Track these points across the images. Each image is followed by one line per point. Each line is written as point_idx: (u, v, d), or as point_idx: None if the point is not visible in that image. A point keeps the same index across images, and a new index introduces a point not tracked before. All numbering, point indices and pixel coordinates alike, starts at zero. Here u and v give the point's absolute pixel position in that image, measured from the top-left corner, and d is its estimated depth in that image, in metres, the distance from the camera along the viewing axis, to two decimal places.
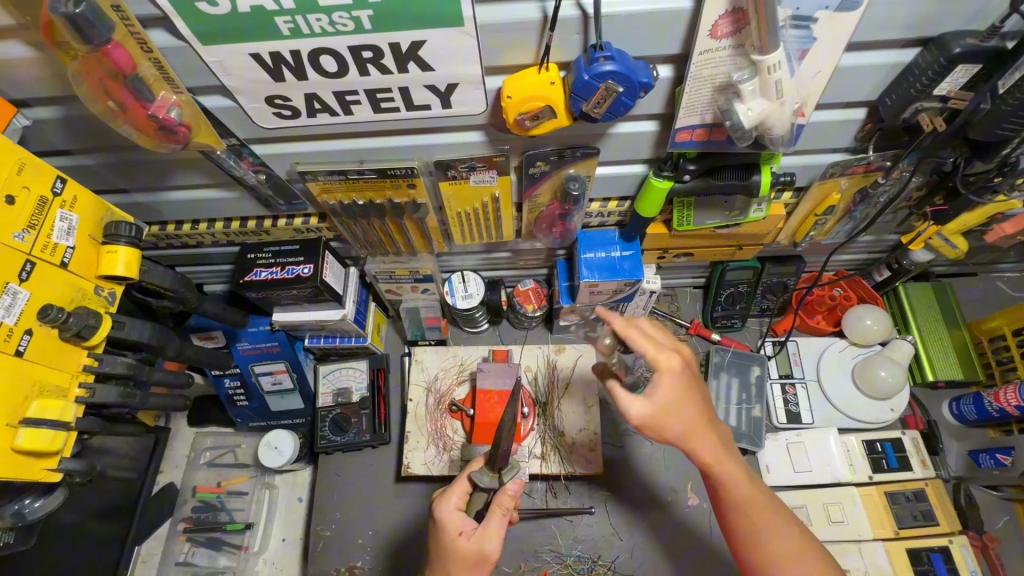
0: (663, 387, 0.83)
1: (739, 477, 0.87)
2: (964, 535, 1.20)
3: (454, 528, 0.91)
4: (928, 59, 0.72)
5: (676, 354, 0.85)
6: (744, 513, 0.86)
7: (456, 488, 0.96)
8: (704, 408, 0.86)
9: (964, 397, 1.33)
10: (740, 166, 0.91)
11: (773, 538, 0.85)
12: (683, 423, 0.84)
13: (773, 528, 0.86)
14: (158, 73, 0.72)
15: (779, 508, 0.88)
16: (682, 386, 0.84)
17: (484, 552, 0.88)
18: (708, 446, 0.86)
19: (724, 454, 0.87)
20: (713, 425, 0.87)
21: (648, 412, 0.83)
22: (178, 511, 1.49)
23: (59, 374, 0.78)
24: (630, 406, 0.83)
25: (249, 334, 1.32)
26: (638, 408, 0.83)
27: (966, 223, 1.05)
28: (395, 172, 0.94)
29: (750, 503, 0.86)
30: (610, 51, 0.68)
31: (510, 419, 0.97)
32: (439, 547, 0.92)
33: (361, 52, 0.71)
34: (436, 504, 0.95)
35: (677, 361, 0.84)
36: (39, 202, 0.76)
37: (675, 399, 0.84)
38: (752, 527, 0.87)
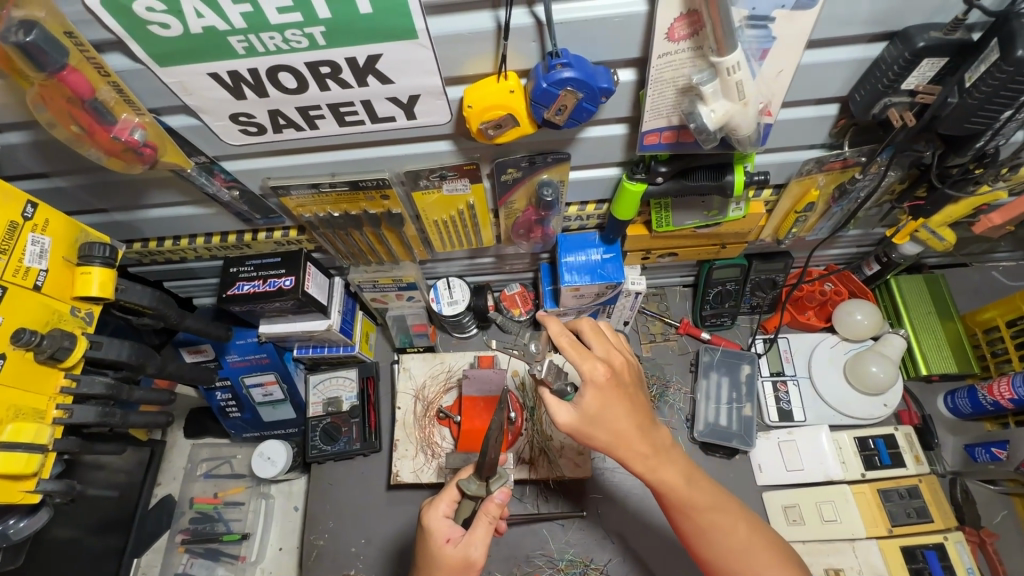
0: (588, 397, 0.82)
1: (674, 480, 0.87)
2: (959, 531, 1.18)
3: (441, 535, 0.90)
4: (894, 54, 0.70)
5: (601, 363, 0.83)
6: (684, 515, 0.88)
7: (444, 494, 0.94)
8: (634, 415, 0.85)
9: (959, 390, 1.31)
10: (713, 166, 0.90)
11: (715, 537, 0.87)
12: (611, 432, 0.84)
13: (715, 529, 0.87)
14: (119, 96, 0.72)
15: (724, 506, 0.89)
16: (605, 395, 0.83)
17: (470, 559, 0.88)
18: (639, 455, 0.86)
19: (657, 460, 0.87)
20: (646, 433, 0.86)
21: (575, 422, 0.83)
22: (176, 523, 1.51)
23: (35, 397, 0.79)
24: (558, 416, 0.84)
25: (237, 347, 1.32)
26: (566, 418, 0.83)
27: (951, 215, 1.01)
28: (367, 184, 0.94)
29: (689, 505, 0.87)
30: (566, 58, 0.67)
31: (498, 427, 0.90)
32: (426, 555, 0.91)
33: (318, 68, 0.70)
34: (425, 511, 0.93)
35: (602, 370, 0.82)
36: (10, 227, 0.77)
37: (600, 408, 0.83)
38: (693, 526, 0.88)
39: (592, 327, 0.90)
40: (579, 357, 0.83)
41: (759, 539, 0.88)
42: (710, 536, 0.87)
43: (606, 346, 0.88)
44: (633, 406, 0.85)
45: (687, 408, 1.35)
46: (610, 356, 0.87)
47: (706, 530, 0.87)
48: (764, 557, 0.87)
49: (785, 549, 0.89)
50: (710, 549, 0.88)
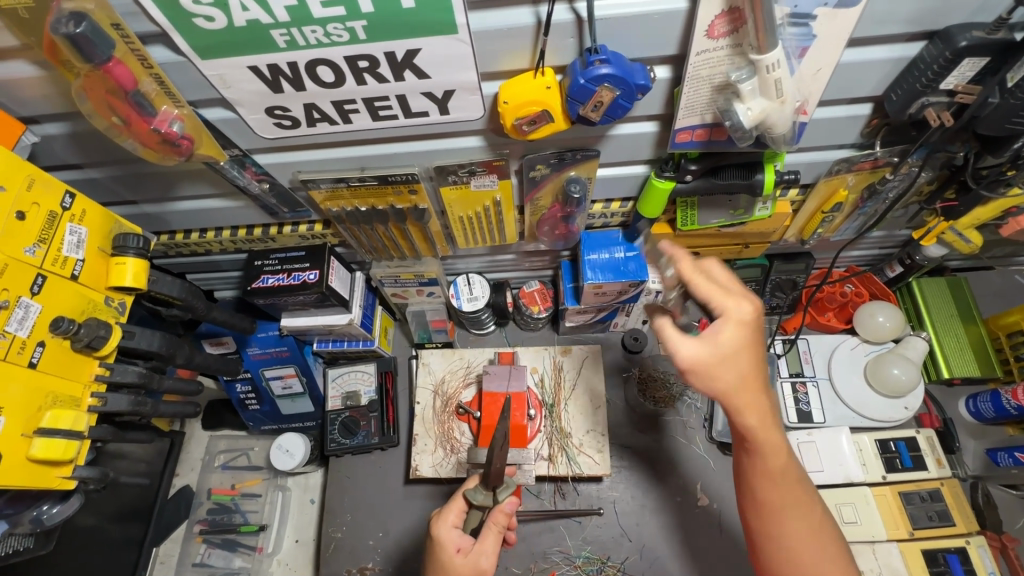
0: (728, 331, 0.73)
1: (779, 462, 0.79)
2: (981, 535, 1.18)
3: (450, 546, 0.90)
4: (934, 53, 0.70)
5: (749, 298, 0.74)
6: (772, 483, 0.80)
7: (451, 505, 0.94)
8: (763, 367, 0.76)
9: (981, 394, 1.30)
10: (742, 164, 0.90)
11: (795, 511, 0.80)
12: (733, 376, 0.74)
13: (794, 503, 0.80)
14: (160, 88, 0.73)
15: (811, 487, 0.82)
16: (742, 341, 0.73)
17: (481, 569, 0.88)
18: (759, 408, 0.76)
19: (770, 421, 0.78)
20: (766, 389, 0.78)
21: (703, 354, 0.73)
22: (194, 513, 1.52)
23: (72, 384, 0.80)
24: (683, 348, 0.74)
25: (258, 340, 1.34)
26: (690, 347, 0.74)
27: (978, 218, 1.01)
28: (396, 179, 0.95)
29: (781, 474, 0.79)
30: (605, 54, 0.68)
31: (504, 433, 0.94)
32: (436, 563, 0.91)
33: (357, 62, 0.71)
34: (433, 523, 0.94)
35: (749, 308, 0.73)
36: (49, 217, 0.77)
37: (739, 347, 0.73)
38: (770, 495, 0.80)
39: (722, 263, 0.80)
40: (722, 299, 0.74)
41: (829, 534, 0.81)
42: (786, 508, 0.80)
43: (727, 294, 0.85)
44: (762, 359, 0.76)
45: (704, 408, 1.34)
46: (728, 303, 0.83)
47: (787, 507, 0.80)
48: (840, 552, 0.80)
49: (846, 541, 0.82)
50: (787, 522, 0.80)
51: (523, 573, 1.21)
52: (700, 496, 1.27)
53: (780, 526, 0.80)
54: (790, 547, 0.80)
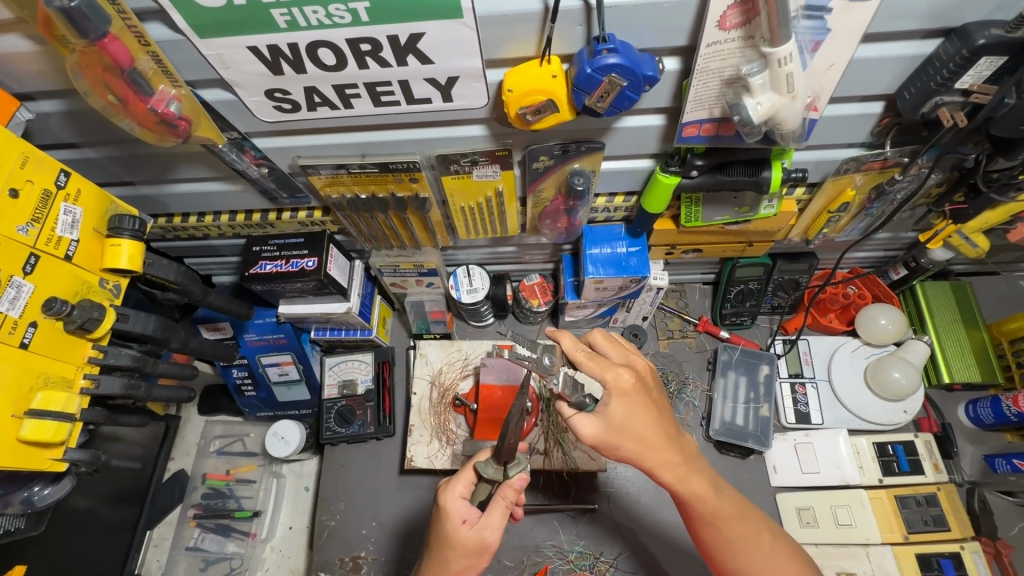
0: (614, 406, 0.83)
1: (705, 503, 0.87)
2: (976, 540, 1.18)
3: (457, 517, 0.89)
4: (951, 51, 0.68)
5: (624, 369, 0.84)
6: (713, 527, 0.88)
7: (462, 476, 0.93)
8: (658, 420, 0.85)
9: (981, 399, 1.29)
10: (749, 161, 0.88)
11: (743, 550, 0.88)
12: (635, 444, 0.84)
13: (740, 540, 0.88)
14: (157, 67, 0.72)
15: (750, 518, 0.90)
16: (625, 410, 0.83)
17: (484, 542, 0.89)
18: (669, 464, 0.85)
19: (686, 470, 0.86)
20: (674, 442, 0.86)
21: (600, 431, 0.84)
22: (188, 497, 1.52)
23: (65, 366, 0.80)
24: (583, 427, 0.84)
25: (256, 326, 1.33)
26: (589, 426, 0.84)
27: (986, 222, 1.00)
28: (397, 166, 0.93)
29: (716, 515, 0.87)
30: (613, 43, 0.66)
31: (519, 411, 0.90)
32: (440, 532, 0.91)
33: (359, 45, 0.69)
34: (442, 492, 0.92)
35: (626, 376, 0.83)
36: (43, 195, 0.76)
37: (627, 415, 0.83)
38: (719, 537, 0.88)
39: (605, 337, 0.91)
40: (603, 374, 0.83)
41: (782, 548, 0.90)
42: (738, 547, 0.88)
43: (624, 353, 0.89)
44: (655, 411, 0.85)
45: (702, 406, 1.34)
46: (631, 361, 0.88)
47: (732, 541, 0.88)
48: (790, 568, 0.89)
49: (795, 551, 0.91)
50: (744, 559, 0.88)
51: (516, 566, 1.21)
52: None
53: (734, 564, 0.89)
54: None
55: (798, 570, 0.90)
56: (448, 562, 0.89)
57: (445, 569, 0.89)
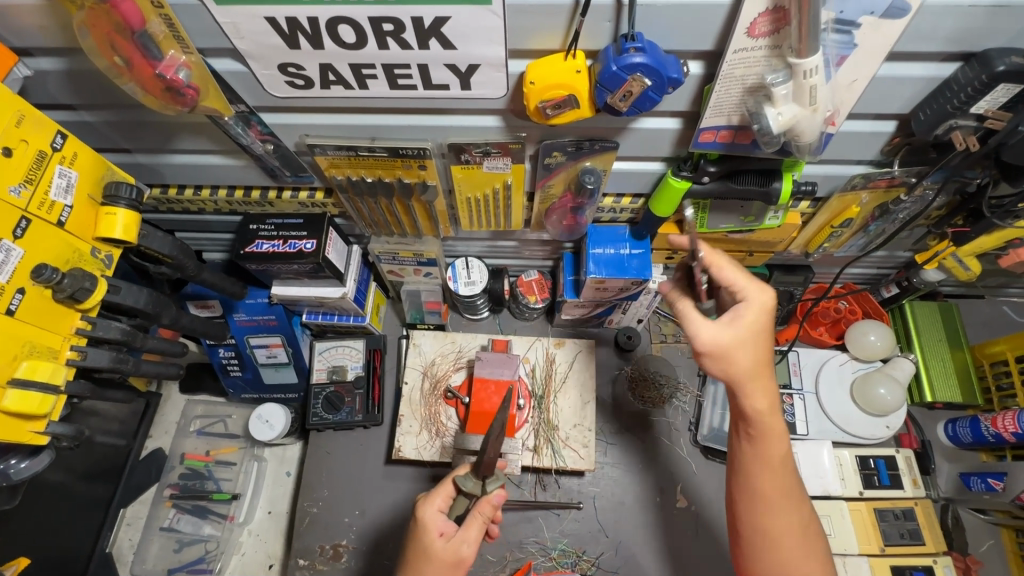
0: (746, 316, 0.80)
1: (777, 455, 0.85)
2: (948, 555, 1.21)
3: (433, 529, 0.89)
4: (969, 75, 0.69)
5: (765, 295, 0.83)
6: (768, 474, 0.84)
7: (438, 490, 0.93)
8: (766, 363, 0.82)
9: (961, 419, 1.32)
10: (760, 171, 0.89)
11: (777, 507, 0.85)
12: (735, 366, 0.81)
13: (783, 497, 0.85)
14: (168, 31, 0.69)
15: (798, 494, 0.86)
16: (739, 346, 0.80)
17: (461, 556, 0.88)
18: (766, 390, 0.83)
19: (770, 411, 0.83)
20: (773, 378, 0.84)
21: (720, 333, 0.80)
22: (165, 477, 1.49)
23: (52, 336, 0.77)
24: (699, 325, 0.81)
25: (247, 306, 1.30)
26: (707, 329, 0.81)
27: (980, 246, 1.02)
28: (407, 152, 0.91)
29: (777, 469, 0.84)
30: (641, 43, 0.65)
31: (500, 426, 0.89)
32: (416, 546, 0.90)
33: (381, 25, 0.67)
34: (419, 505, 0.92)
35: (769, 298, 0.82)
36: (38, 156, 0.73)
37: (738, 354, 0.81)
38: (759, 494, 0.85)
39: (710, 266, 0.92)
40: (747, 287, 0.81)
41: (814, 538, 0.86)
42: (777, 503, 0.85)
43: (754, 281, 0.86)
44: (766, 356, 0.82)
45: (691, 411, 1.35)
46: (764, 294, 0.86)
47: (772, 508, 0.85)
48: (814, 559, 0.84)
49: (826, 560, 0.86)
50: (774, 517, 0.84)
51: (499, 561, 1.21)
52: (679, 498, 1.27)
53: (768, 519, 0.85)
54: (773, 540, 0.85)
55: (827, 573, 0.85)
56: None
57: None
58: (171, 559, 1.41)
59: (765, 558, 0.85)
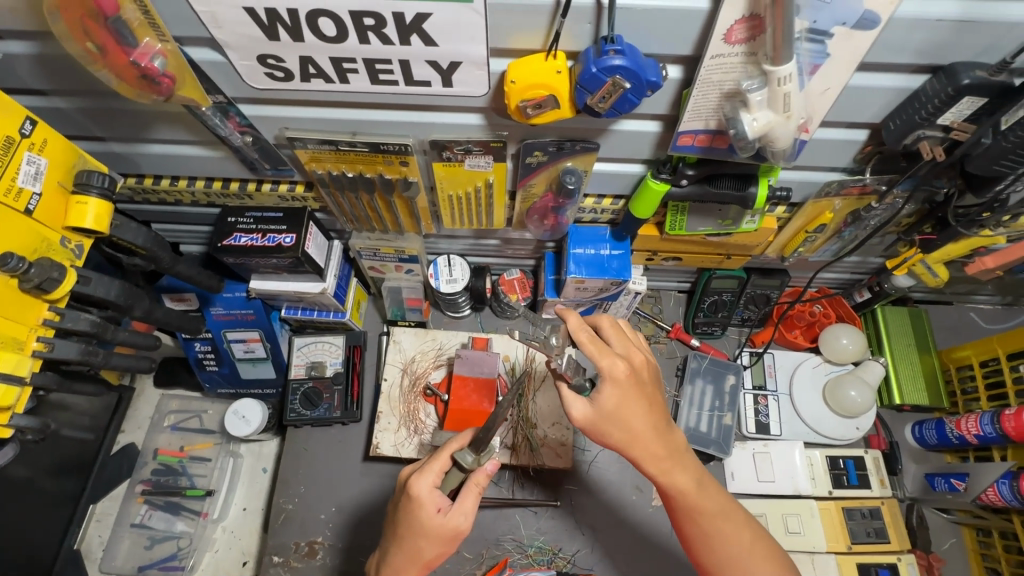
0: (606, 392, 0.79)
1: (669, 471, 0.83)
2: (912, 553, 1.25)
3: (432, 506, 0.84)
4: (937, 88, 0.71)
5: (620, 359, 0.80)
6: (693, 522, 0.84)
7: (433, 464, 0.86)
8: (651, 415, 0.82)
9: (927, 421, 1.36)
10: (737, 175, 0.90)
11: (706, 536, 0.84)
12: (620, 438, 0.81)
13: (717, 536, 0.83)
14: (143, 18, 0.68)
15: (726, 503, 0.85)
16: (611, 418, 0.80)
17: (459, 530, 0.85)
18: (648, 449, 0.82)
19: (670, 462, 0.83)
20: (650, 417, 0.81)
21: (590, 417, 0.80)
22: (137, 472, 1.46)
23: (17, 327, 0.75)
24: (573, 408, 0.81)
25: (224, 300, 1.28)
26: (580, 412, 0.81)
27: (948, 253, 1.05)
28: (388, 148, 0.91)
29: (698, 511, 0.83)
30: (620, 45, 0.66)
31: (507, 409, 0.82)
32: (411, 522, 0.85)
33: (362, 19, 0.67)
34: (412, 481, 0.85)
35: (622, 366, 0.80)
36: (5, 142, 0.71)
37: (614, 431, 0.81)
38: (685, 520, 0.85)
39: (611, 324, 0.87)
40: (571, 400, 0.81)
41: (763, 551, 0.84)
42: (713, 544, 0.84)
43: (625, 342, 0.85)
44: (651, 407, 0.82)
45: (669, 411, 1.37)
46: (631, 351, 0.84)
47: (713, 538, 0.83)
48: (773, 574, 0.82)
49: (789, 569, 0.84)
50: (717, 555, 0.84)
51: (475, 559, 1.20)
52: (654, 497, 1.26)
53: (709, 563, 0.84)
54: (716, 548, 0.84)
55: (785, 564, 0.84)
56: (421, 551, 0.85)
57: (418, 557, 0.86)
58: (143, 556, 1.38)
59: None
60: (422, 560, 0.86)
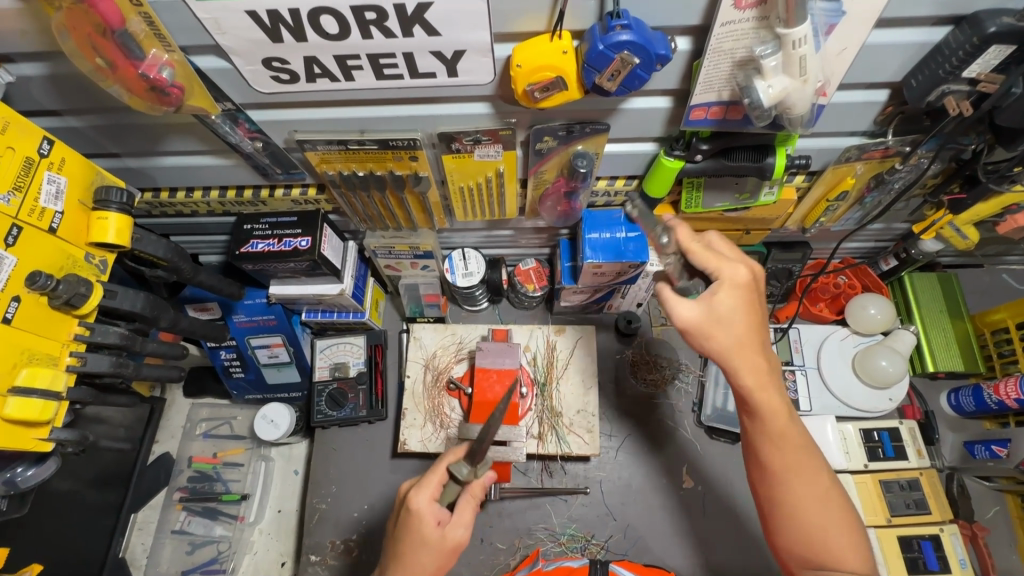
0: (722, 295, 0.80)
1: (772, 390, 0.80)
2: (954, 523, 1.22)
3: (431, 519, 0.84)
4: (961, 39, 0.68)
5: (742, 266, 0.81)
6: (774, 446, 0.80)
7: (431, 477, 0.87)
8: (754, 330, 0.80)
9: (963, 388, 1.32)
10: (752, 146, 0.88)
11: (792, 467, 0.79)
12: (727, 343, 0.80)
13: (794, 468, 0.79)
14: (149, 29, 0.69)
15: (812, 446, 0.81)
16: (727, 317, 0.80)
17: (458, 542, 0.85)
18: (753, 363, 0.80)
19: (768, 380, 0.80)
20: (762, 336, 0.81)
21: (700, 314, 0.80)
22: (174, 481, 1.49)
23: (50, 344, 0.77)
24: (678, 308, 0.81)
25: (245, 307, 1.30)
26: (688, 311, 0.81)
27: (979, 213, 1.01)
28: (397, 144, 0.90)
29: (781, 436, 0.79)
30: (627, 20, 0.65)
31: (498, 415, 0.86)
32: (411, 538, 0.84)
33: (364, 13, 0.66)
34: (411, 495, 0.85)
35: (744, 274, 0.81)
36: (25, 163, 0.73)
37: (733, 329, 0.80)
38: (767, 451, 0.80)
39: (720, 238, 0.87)
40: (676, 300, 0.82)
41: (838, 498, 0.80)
42: (788, 477, 0.79)
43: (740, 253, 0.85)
44: (759, 320, 0.81)
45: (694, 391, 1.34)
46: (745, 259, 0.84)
47: (788, 469, 0.79)
48: (839, 525, 0.78)
49: (854, 522, 0.79)
50: (791, 489, 0.79)
51: (509, 549, 1.21)
52: (685, 479, 1.26)
53: (783, 495, 0.79)
54: (792, 476, 0.79)
55: (854, 526, 0.79)
56: (423, 568, 0.83)
57: (418, 575, 0.84)
58: (185, 561, 1.41)
59: (799, 538, 0.79)
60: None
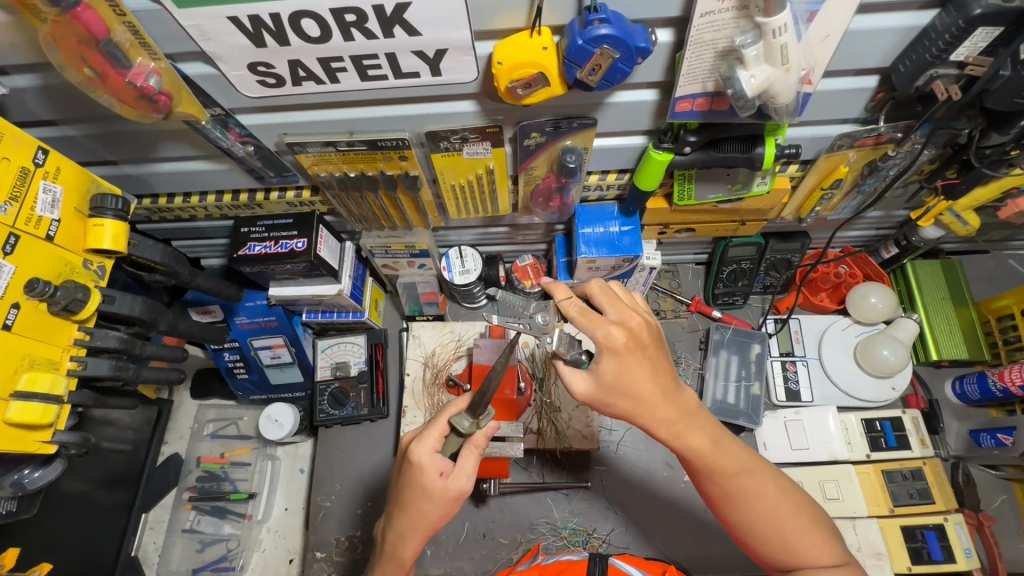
0: (605, 363, 0.77)
1: (687, 432, 0.81)
2: (959, 513, 1.20)
3: (433, 470, 0.83)
4: (946, 22, 0.67)
5: (617, 327, 0.76)
6: (711, 481, 0.81)
7: (432, 429, 0.85)
8: (656, 378, 0.79)
9: (968, 376, 1.31)
10: (742, 137, 0.87)
11: (733, 496, 0.81)
12: (627, 406, 0.79)
13: (740, 493, 0.81)
14: (134, 39, 0.71)
15: (749, 466, 0.82)
16: (618, 382, 0.78)
17: (462, 490, 0.84)
18: (663, 418, 0.80)
19: (683, 425, 0.80)
20: (668, 385, 0.80)
21: (593, 389, 0.80)
22: (183, 480, 1.52)
23: (51, 349, 0.79)
24: (575, 384, 0.81)
25: (247, 309, 1.32)
26: (583, 387, 0.80)
27: (978, 198, 1.00)
28: (385, 144, 0.91)
29: (717, 470, 0.81)
30: (605, 13, 0.64)
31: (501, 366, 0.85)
32: (415, 488, 0.84)
33: (344, 15, 0.67)
34: (412, 447, 0.83)
35: (618, 335, 0.76)
36: (21, 173, 0.75)
37: (631, 387, 0.78)
38: (708, 483, 0.82)
39: (602, 289, 0.80)
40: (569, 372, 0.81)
41: (789, 503, 0.82)
42: (736, 504, 0.81)
43: (620, 306, 0.79)
44: (655, 367, 0.79)
45: (694, 384, 1.34)
46: (628, 314, 0.78)
47: (735, 495, 0.81)
48: (796, 524, 0.81)
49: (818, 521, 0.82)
50: (745, 515, 0.81)
51: (511, 543, 1.22)
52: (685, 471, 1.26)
53: (738, 520, 0.82)
54: (739, 503, 0.81)
55: (815, 524, 0.81)
56: (426, 515, 0.84)
57: (422, 522, 0.84)
58: (195, 559, 1.44)
59: (770, 552, 0.82)
60: (428, 523, 0.85)
